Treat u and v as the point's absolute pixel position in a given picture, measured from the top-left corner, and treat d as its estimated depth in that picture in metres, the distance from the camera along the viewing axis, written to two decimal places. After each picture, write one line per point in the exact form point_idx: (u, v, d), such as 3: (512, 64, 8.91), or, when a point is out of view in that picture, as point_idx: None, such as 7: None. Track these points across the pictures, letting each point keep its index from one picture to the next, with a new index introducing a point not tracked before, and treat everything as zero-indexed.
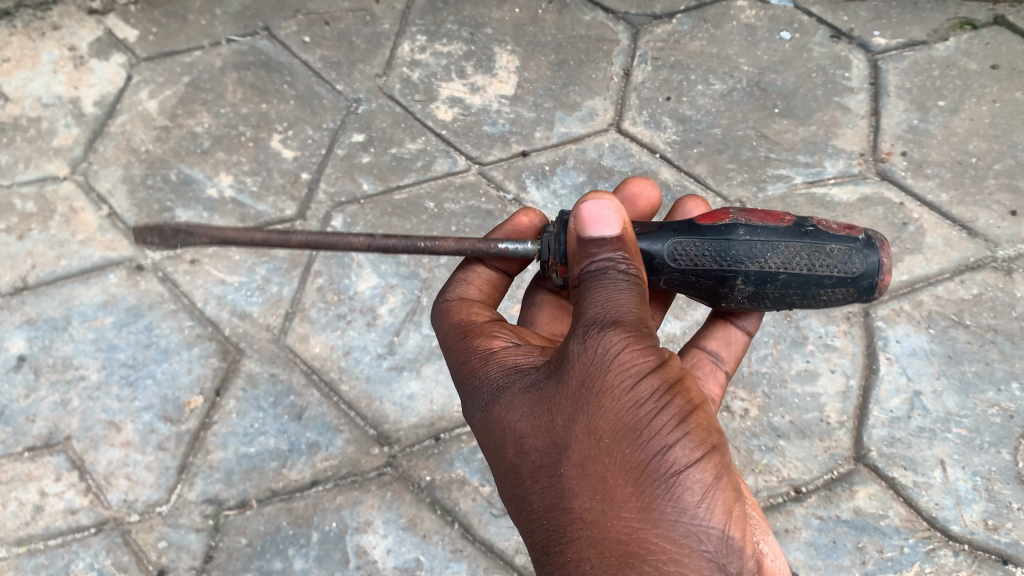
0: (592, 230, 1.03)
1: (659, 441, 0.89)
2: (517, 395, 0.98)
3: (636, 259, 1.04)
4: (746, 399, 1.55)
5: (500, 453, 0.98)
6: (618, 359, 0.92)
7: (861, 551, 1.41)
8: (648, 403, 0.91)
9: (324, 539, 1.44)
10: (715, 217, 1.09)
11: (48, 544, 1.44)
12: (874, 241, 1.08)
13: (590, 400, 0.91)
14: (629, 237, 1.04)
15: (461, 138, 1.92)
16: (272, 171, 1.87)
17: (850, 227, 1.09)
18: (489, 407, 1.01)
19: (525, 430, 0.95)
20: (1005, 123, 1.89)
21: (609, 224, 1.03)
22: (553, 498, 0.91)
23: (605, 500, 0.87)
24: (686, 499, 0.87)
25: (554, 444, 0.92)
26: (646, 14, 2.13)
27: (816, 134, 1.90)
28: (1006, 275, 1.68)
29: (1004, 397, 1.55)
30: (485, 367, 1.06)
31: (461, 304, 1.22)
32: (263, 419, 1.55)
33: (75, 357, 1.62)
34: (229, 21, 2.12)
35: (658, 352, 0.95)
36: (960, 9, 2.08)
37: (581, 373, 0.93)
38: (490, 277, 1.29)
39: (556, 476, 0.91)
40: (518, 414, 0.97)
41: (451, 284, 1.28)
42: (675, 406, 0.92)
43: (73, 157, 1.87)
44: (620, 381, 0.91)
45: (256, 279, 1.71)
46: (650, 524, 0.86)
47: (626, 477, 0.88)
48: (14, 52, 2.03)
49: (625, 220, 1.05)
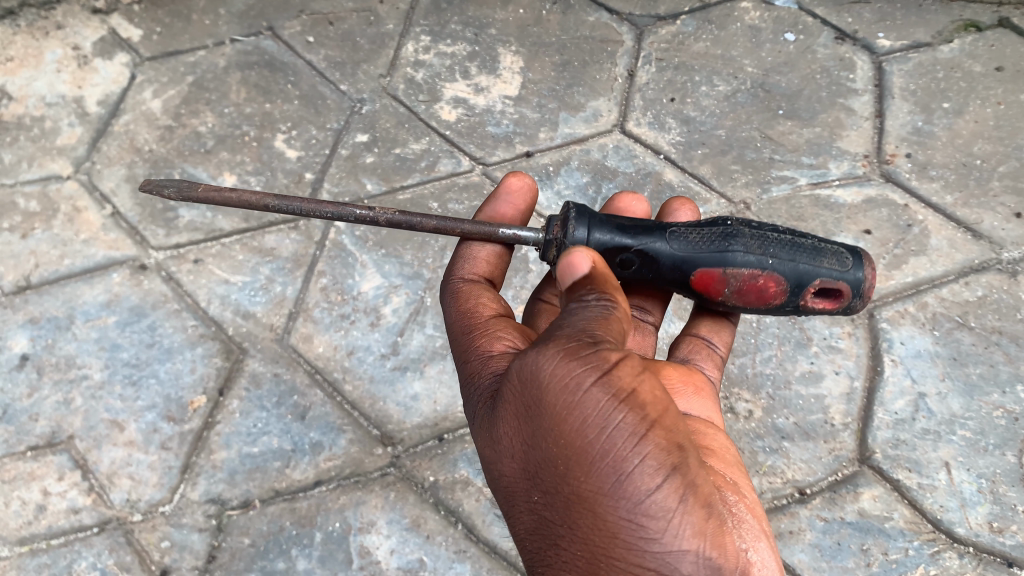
0: (564, 278, 1.02)
1: (613, 467, 0.87)
2: (484, 418, 1.00)
3: (613, 291, 1.02)
4: (751, 399, 1.55)
5: (486, 475, 1.01)
6: (557, 382, 0.90)
7: (866, 553, 1.40)
8: (596, 426, 0.88)
9: (328, 540, 1.44)
10: (708, 287, 1.10)
11: (50, 543, 1.43)
12: (854, 310, 1.10)
13: (543, 427, 0.91)
14: (603, 273, 1.01)
15: (465, 139, 1.92)
16: (276, 171, 1.86)
17: (841, 298, 1.07)
18: (471, 429, 1.04)
19: (497, 455, 0.97)
20: (1010, 125, 1.89)
21: (580, 266, 1.00)
22: (532, 524, 0.93)
23: (572, 528, 0.89)
24: (649, 526, 0.86)
25: (522, 470, 0.94)
26: (651, 15, 2.13)
27: (821, 136, 1.90)
28: (1011, 277, 1.68)
29: (1009, 399, 1.54)
30: (465, 383, 1.08)
31: (472, 287, 1.22)
32: (266, 419, 1.55)
33: (78, 356, 1.62)
34: (234, 21, 2.12)
35: (603, 363, 0.91)
36: (965, 11, 2.08)
37: (528, 399, 0.93)
38: (498, 252, 1.27)
39: (530, 502, 0.93)
40: (490, 440, 0.99)
41: (456, 261, 1.27)
42: (629, 425, 0.88)
43: (77, 156, 1.87)
44: (566, 407, 0.89)
45: (260, 278, 1.71)
46: (617, 550, 0.87)
47: (586, 505, 0.88)
48: (18, 51, 2.03)
49: (598, 258, 1.02)
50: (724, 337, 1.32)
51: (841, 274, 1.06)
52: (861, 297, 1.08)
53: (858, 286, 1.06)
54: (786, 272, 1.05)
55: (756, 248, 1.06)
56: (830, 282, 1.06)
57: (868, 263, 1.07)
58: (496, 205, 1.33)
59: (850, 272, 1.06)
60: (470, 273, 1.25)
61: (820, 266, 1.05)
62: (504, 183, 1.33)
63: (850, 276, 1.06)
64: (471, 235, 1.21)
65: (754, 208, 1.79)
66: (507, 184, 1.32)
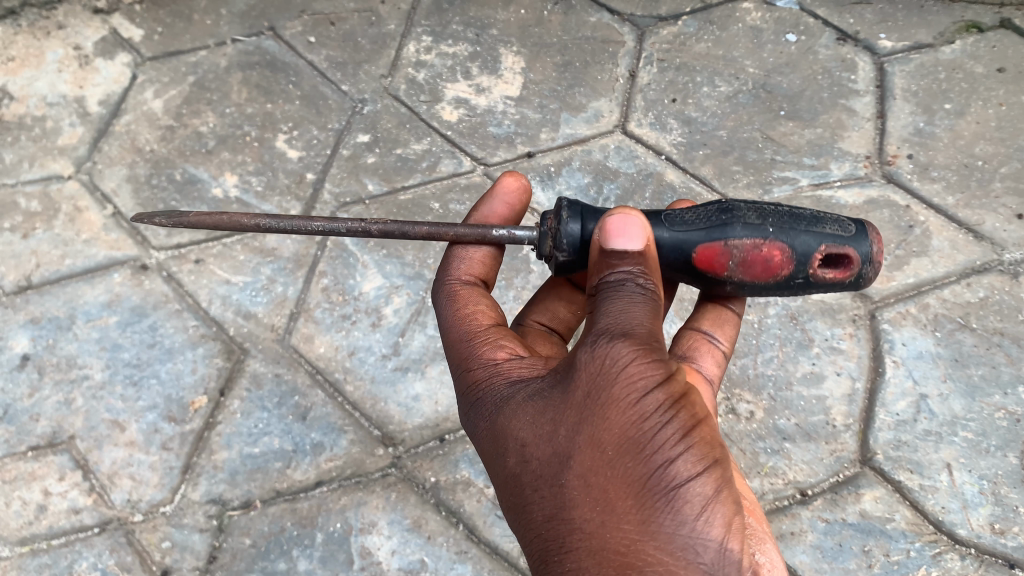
0: (615, 242, 1.02)
1: (660, 455, 0.88)
2: (523, 405, 0.98)
3: (655, 277, 1.04)
4: (753, 401, 1.55)
5: (503, 462, 0.97)
6: (626, 373, 0.91)
7: (868, 554, 1.40)
8: (652, 416, 0.90)
9: (329, 540, 1.44)
10: (712, 263, 1.07)
11: (51, 543, 1.43)
12: (863, 279, 1.08)
13: (594, 411, 0.90)
14: (651, 256, 1.03)
15: (466, 139, 1.92)
16: (277, 171, 1.86)
17: (849, 264, 1.06)
18: (493, 417, 1.01)
19: (528, 439, 0.95)
20: (1011, 127, 1.89)
21: (634, 239, 1.02)
22: (554, 507, 0.90)
23: (605, 512, 0.87)
24: (685, 512, 0.86)
25: (556, 453, 0.91)
26: (652, 16, 2.13)
27: (823, 137, 1.90)
28: (1012, 278, 1.68)
29: (1011, 401, 1.54)
30: (488, 377, 1.05)
31: (467, 291, 1.21)
32: (267, 420, 1.55)
33: (79, 356, 1.62)
34: (235, 21, 2.12)
35: (667, 366, 0.94)
36: (967, 12, 2.08)
37: (587, 385, 0.92)
38: (492, 252, 1.26)
39: (558, 485, 0.90)
40: (523, 423, 0.96)
41: (451, 261, 1.25)
42: (680, 421, 0.91)
43: (78, 156, 1.87)
44: (626, 394, 0.90)
45: (261, 279, 1.71)
46: (648, 535, 0.85)
47: (626, 489, 0.87)
48: (19, 51, 2.03)
49: (650, 237, 1.04)
50: (725, 333, 1.31)
51: (847, 240, 1.05)
52: (870, 264, 1.06)
53: (865, 250, 1.05)
54: (789, 239, 1.04)
55: (757, 218, 1.05)
56: (834, 247, 1.05)
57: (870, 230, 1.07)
58: (488, 206, 1.32)
59: (852, 237, 1.06)
60: (465, 275, 1.24)
61: (823, 232, 1.05)
62: (500, 181, 1.32)
63: (854, 241, 1.05)
64: (465, 238, 1.21)
65: None
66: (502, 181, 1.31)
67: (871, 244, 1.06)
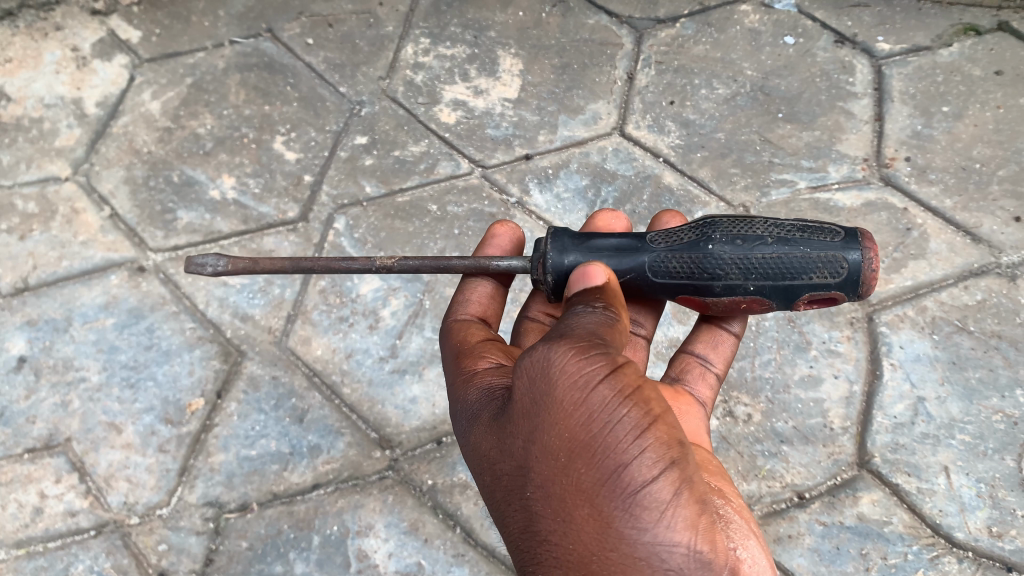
0: (576, 286, 1.08)
1: (612, 461, 0.87)
2: (487, 420, 0.99)
3: (619, 307, 1.06)
4: (750, 403, 1.55)
5: (477, 478, 0.98)
6: (567, 376, 0.91)
7: (865, 557, 1.40)
8: (600, 419, 0.88)
9: (326, 543, 1.43)
10: (694, 304, 1.16)
11: (47, 546, 1.43)
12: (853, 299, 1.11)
13: (542, 420, 0.90)
14: (613, 289, 1.07)
15: (465, 141, 1.92)
16: (275, 173, 1.86)
17: (836, 300, 1.09)
18: (463, 433, 1.02)
19: (492, 452, 0.96)
20: (1009, 129, 1.89)
21: (594, 278, 1.07)
22: (524, 520, 0.91)
23: (567, 522, 0.87)
24: (643, 518, 0.85)
25: (517, 466, 0.92)
26: (650, 18, 2.13)
27: (821, 139, 1.90)
28: (1010, 281, 1.68)
29: (1008, 404, 1.54)
30: (460, 392, 1.07)
31: (464, 323, 1.24)
32: (264, 422, 1.55)
33: (75, 358, 1.61)
34: (233, 23, 2.12)
35: (614, 365, 0.92)
36: (965, 15, 2.08)
37: (533, 393, 0.92)
38: (491, 291, 1.30)
39: (523, 498, 0.91)
40: (486, 438, 0.97)
41: (454, 303, 1.30)
42: (632, 420, 0.89)
43: (75, 158, 1.87)
44: (573, 401, 0.89)
45: (259, 281, 1.71)
46: (611, 543, 0.85)
47: (584, 497, 0.87)
48: (17, 52, 2.03)
49: (611, 273, 1.09)
50: (721, 353, 1.32)
51: (833, 285, 1.06)
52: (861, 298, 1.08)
53: (854, 290, 1.07)
54: (770, 293, 1.09)
55: (738, 278, 1.08)
56: (820, 293, 1.08)
57: (865, 266, 1.06)
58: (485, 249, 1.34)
59: (841, 283, 1.06)
60: (465, 311, 1.28)
61: (808, 282, 1.07)
62: (489, 231, 1.36)
63: (842, 288, 1.06)
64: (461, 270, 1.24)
65: (753, 211, 1.79)
66: (492, 231, 1.35)
67: (862, 283, 1.06)
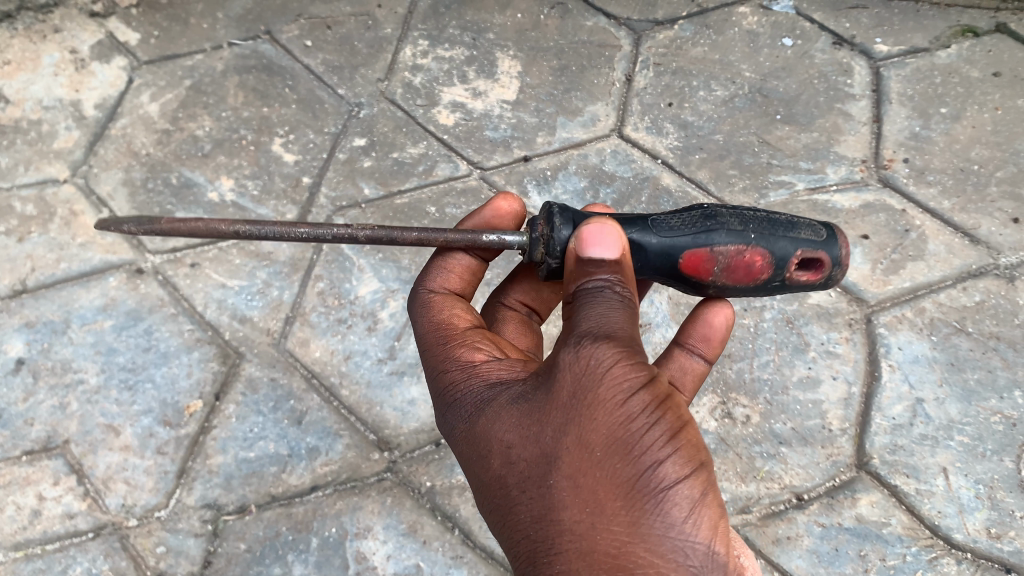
0: (590, 250, 1.03)
1: (649, 457, 0.88)
2: (507, 408, 0.97)
3: (631, 285, 1.04)
4: (748, 404, 1.55)
5: (486, 464, 0.95)
6: (610, 372, 0.91)
7: (864, 559, 1.40)
8: (639, 418, 0.89)
9: (324, 545, 1.43)
10: (698, 269, 1.09)
11: (45, 549, 1.43)
12: (833, 281, 1.12)
13: (580, 411, 0.90)
14: (626, 264, 1.05)
15: (463, 143, 1.92)
16: (273, 175, 1.86)
17: (821, 265, 1.08)
18: (475, 419, 0.99)
19: (512, 440, 0.94)
20: (1007, 130, 1.89)
21: (609, 248, 1.03)
22: (543, 509, 0.89)
23: (594, 513, 0.86)
24: (673, 514, 0.86)
25: (543, 454, 0.90)
26: (648, 20, 2.13)
27: (819, 140, 1.90)
28: (1008, 282, 1.68)
29: (1007, 405, 1.54)
30: (466, 380, 1.05)
31: (444, 300, 1.20)
32: (262, 424, 1.55)
33: (74, 361, 1.61)
34: (231, 25, 2.12)
35: (650, 370, 0.94)
36: (962, 17, 2.09)
37: (571, 384, 0.92)
38: (472, 266, 1.26)
39: (545, 486, 0.89)
40: (506, 426, 0.95)
41: (430, 272, 1.25)
42: (667, 421, 0.91)
43: (73, 160, 1.86)
44: (612, 396, 0.90)
45: (257, 283, 1.70)
46: (639, 536, 0.85)
47: (616, 491, 0.87)
48: (15, 54, 2.03)
49: (625, 245, 1.05)
50: (687, 383, 1.27)
51: (820, 244, 1.07)
52: (840, 266, 1.09)
53: (837, 252, 1.08)
54: (767, 244, 1.06)
55: (738, 223, 1.06)
56: (809, 252, 1.07)
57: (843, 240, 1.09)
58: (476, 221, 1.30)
59: (829, 245, 1.07)
60: (443, 286, 1.23)
61: (799, 237, 1.07)
62: (491, 202, 1.30)
63: (827, 247, 1.08)
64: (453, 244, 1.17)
65: None
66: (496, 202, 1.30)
67: (840, 249, 1.09)
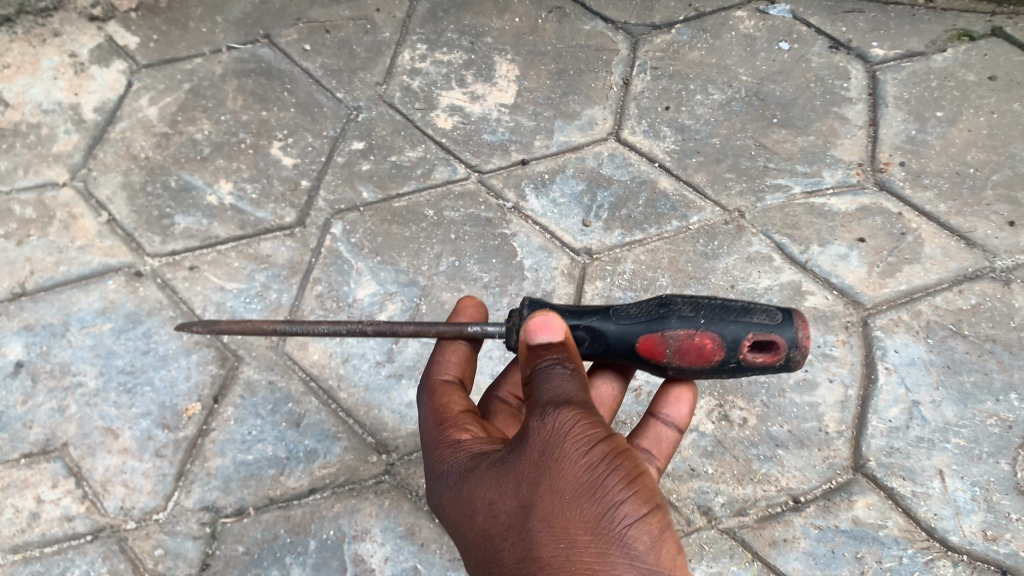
0: (538, 337, 1.08)
1: (613, 497, 0.93)
2: (486, 466, 1.03)
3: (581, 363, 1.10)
4: (745, 408, 1.56)
5: (471, 521, 1.00)
6: (571, 420, 0.99)
7: (860, 561, 1.40)
8: (602, 460, 0.96)
9: (322, 547, 1.43)
10: (652, 351, 1.09)
11: (43, 551, 1.42)
12: (793, 364, 1.06)
13: (549, 458, 0.97)
14: (573, 345, 1.10)
15: (461, 146, 1.92)
16: (272, 178, 1.87)
17: (775, 346, 1.04)
18: (459, 481, 1.05)
19: (492, 494, 1.00)
20: (1003, 134, 1.89)
21: (555, 332, 1.08)
22: (523, 551, 0.93)
23: (568, 546, 0.91)
24: (638, 546, 0.90)
25: (521, 505, 0.96)
26: (646, 24, 2.15)
27: (815, 144, 1.91)
28: (1005, 285, 1.68)
29: (1002, 408, 1.54)
30: (459, 445, 1.10)
31: (444, 390, 1.22)
32: (261, 427, 1.55)
33: (73, 363, 1.61)
34: (231, 29, 2.14)
35: (606, 425, 1.00)
36: (958, 21, 2.11)
37: (539, 437, 0.99)
38: (467, 352, 1.28)
39: (523, 530, 0.94)
40: (485, 481, 1.01)
41: (430, 364, 1.27)
42: (629, 464, 0.97)
43: (73, 163, 1.87)
44: (577, 441, 0.97)
45: (256, 286, 1.71)
46: (608, 568, 0.89)
47: (586, 526, 0.92)
48: (15, 58, 2.04)
49: (570, 330, 1.10)
50: (662, 450, 1.29)
51: (772, 327, 1.04)
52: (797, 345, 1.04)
53: (792, 336, 1.04)
54: (718, 329, 1.05)
55: (689, 309, 1.07)
56: (762, 334, 1.04)
57: (801, 326, 1.04)
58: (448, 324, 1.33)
59: (781, 327, 1.04)
60: (444, 376, 1.25)
61: (750, 320, 1.04)
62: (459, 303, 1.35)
63: (780, 330, 1.04)
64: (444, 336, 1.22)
65: (748, 216, 1.80)
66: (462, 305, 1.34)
67: (796, 329, 1.04)
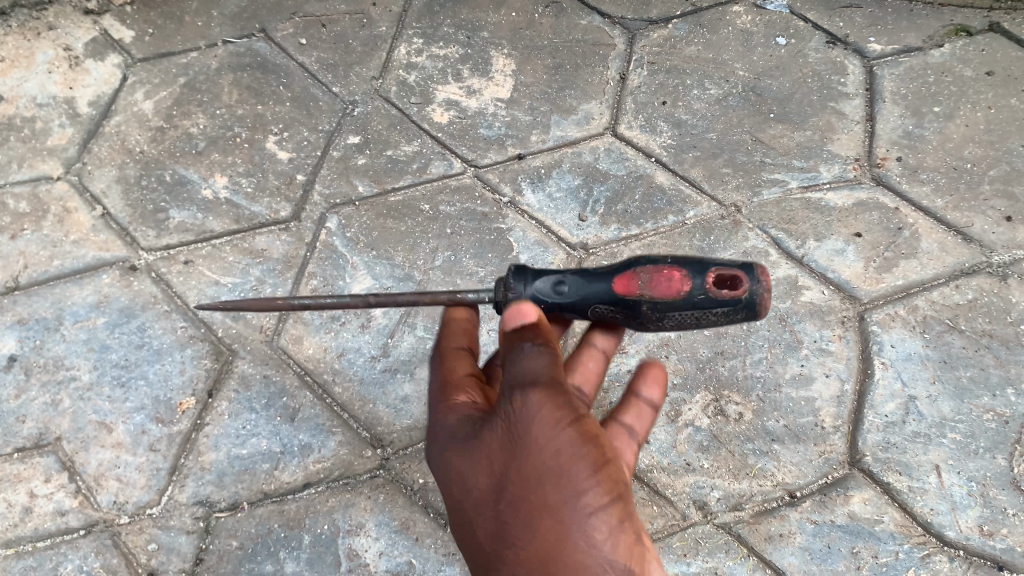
0: (514, 321, 1.08)
1: (576, 482, 0.97)
2: (463, 442, 1.07)
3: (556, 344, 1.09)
4: (741, 402, 1.55)
5: (448, 492, 1.06)
6: (542, 407, 1.01)
7: (856, 556, 1.39)
8: (569, 447, 0.99)
9: (316, 542, 1.42)
10: (625, 288, 1.09)
11: (36, 546, 1.41)
12: (758, 303, 1.06)
13: (521, 444, 1.00)
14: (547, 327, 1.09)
15: (457, 141, 1.92)
16: (267, 173, 1.86)
17: (740, 281, 1.05)
18: (438, 452, 1.09)
19: (467, 470, 1.04)
20: (1000, 129, 1.89)
21: (529, 315, 1.08)
22: (492, 528, 1.00)
23: (532, 528, 0.97)
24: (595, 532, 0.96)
25: (493, 484, 1.01)
26: (643, 19, 2.14)
27: (812, 139, 1.91)
28: (1002, 280, 1.68)
29: (999, 403, 1.54)
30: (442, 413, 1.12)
31: (453, 354, 1.21)
32: (255, 421, 1.54)
33: (66, 358, 1.61)
34: (226, 23, 2.13)
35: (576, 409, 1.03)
36: (956, 16, 2.10)
37: (513, 422, 1.02)
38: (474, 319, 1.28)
39: (494, 508, 1.00)
40: (461, 457, 1.05)
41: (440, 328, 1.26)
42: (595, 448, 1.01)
43: (67, 157, 1.86)
44: (547, 429, 1.00)
45: (250, 280, 1.70)
46: (566, 548, 0.96)
47: (550, 509, 0.97)
48: (9, 51, 2.03)
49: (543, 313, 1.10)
50: (645, 423, 1.28)
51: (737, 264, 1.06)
52: (759, 281, 1.06)
53: (755, 272, 1.06)
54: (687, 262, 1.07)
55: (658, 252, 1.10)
56: (727, 270, 1.06)
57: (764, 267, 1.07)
58: None
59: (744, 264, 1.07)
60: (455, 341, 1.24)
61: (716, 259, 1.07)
62: None
63: (744, 268, 1.06)
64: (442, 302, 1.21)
65: (744, 211, 1.79)
66: None
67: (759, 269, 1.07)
